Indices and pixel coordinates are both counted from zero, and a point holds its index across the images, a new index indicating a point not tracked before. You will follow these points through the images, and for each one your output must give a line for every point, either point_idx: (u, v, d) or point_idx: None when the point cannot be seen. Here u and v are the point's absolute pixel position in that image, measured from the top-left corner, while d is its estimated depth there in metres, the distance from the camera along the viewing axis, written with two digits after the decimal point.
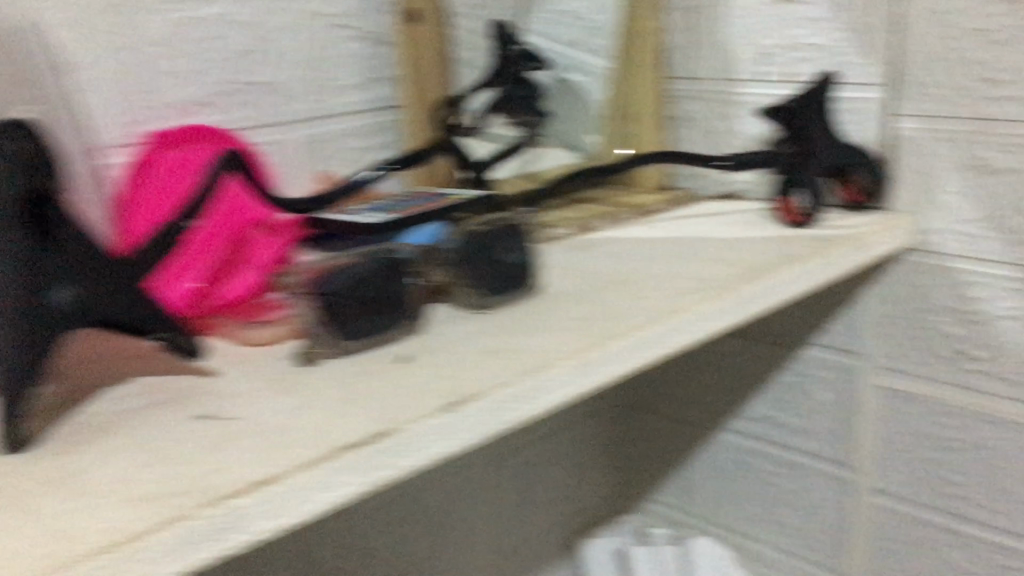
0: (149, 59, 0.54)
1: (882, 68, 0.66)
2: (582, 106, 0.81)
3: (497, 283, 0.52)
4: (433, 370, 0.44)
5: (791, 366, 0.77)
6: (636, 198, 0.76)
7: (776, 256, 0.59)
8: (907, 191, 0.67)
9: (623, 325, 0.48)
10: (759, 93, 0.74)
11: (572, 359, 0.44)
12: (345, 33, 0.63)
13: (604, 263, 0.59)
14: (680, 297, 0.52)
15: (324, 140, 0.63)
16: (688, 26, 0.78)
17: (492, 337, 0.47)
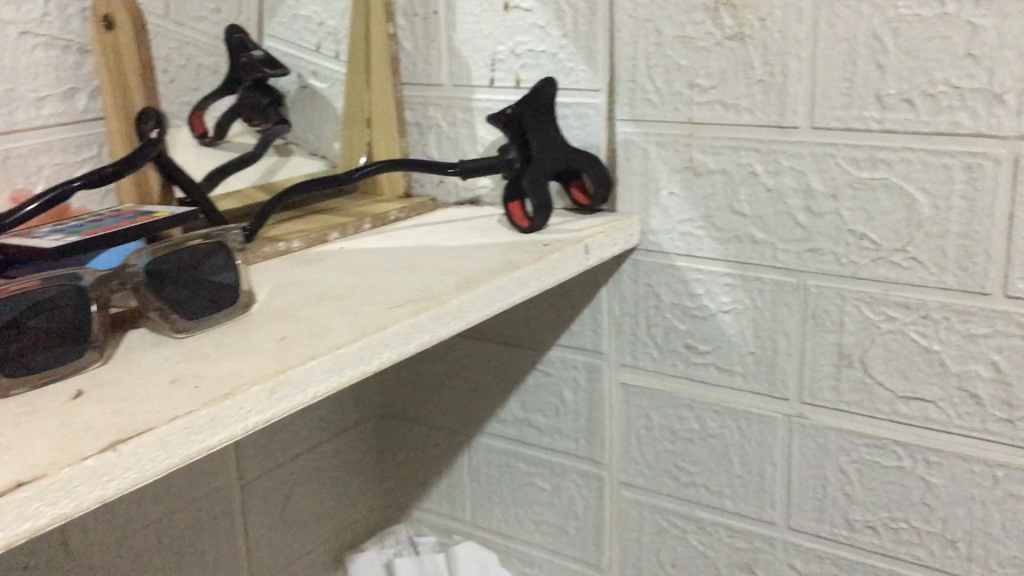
0: None
1: (598, 74, 0.68)
2: (327, 112, 0.79)
3: (198, 306, 0.50)
4: (102, 407, 0.40)
5: (537, 369, 0.78)
6: (377, 206, 0.75)
7: (501, 262, 0.59)
8: (628, 193, 0.69)
9: (323, 343, 0.47)
10: (487, 98, 0.75)
11: (261, 383, 0.43)
12: (34, 40, 0.59)
13: (325, 281, 0.58)
14: (391, 310, 0.52)
15: (20, 156, 0.60)
16: (419, 32, 0.78)
17: (181, 366, 0.45)
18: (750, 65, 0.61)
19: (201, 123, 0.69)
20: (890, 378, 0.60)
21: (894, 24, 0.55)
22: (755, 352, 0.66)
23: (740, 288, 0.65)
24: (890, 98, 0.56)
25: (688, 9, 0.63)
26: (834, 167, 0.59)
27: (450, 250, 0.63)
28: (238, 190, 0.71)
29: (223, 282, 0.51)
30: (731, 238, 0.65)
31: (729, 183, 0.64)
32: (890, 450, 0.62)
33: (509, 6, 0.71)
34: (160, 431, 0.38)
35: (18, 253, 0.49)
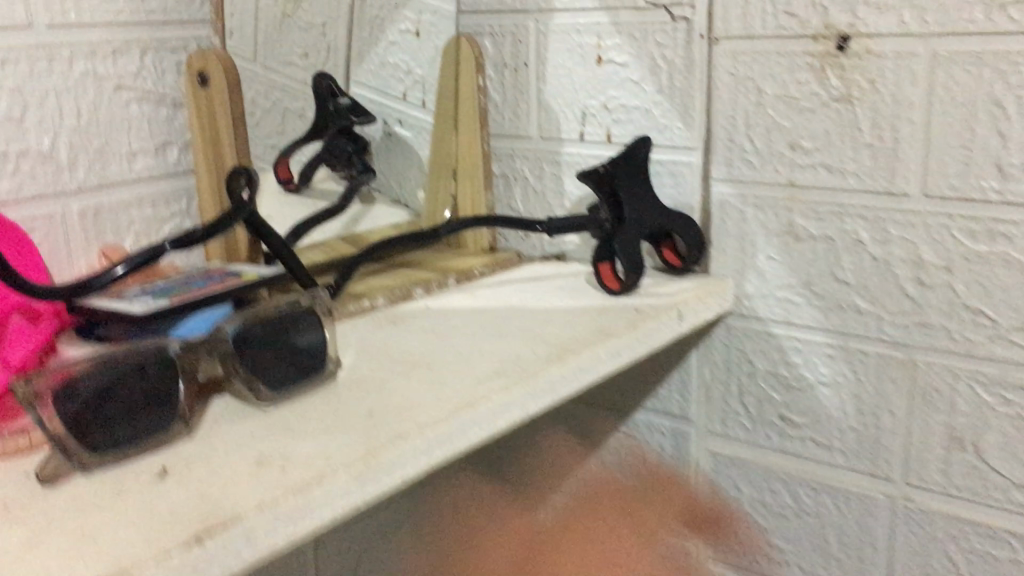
0: None
1: (693, 131, 0.65)
2: (412, 161, 0.80)
3: (287, 372, 0.49)
4: (188, 488, 0.39)
5: (621, 431, 0.76)
6: (460, 261, 0.73)
7: (592, 330, 0.57)
8: (721, 255, 0.66)
9: (412, 421, 0.45)
10: (576, 152, 0.73)
11: (349, 468, 0.41)
12: (129, 95, 0.59)
13: (411, 344, 0.57)
14: (480, 383, 0.50)
15: (111, 209, 0.60)
16: (508, 83, 0.76)
17: (268, 442, 0.44)
18: (858, 128, 0.58)
19: (286, 170, 0.68)
20: (1006, 464, 0.56)
21: (1018, 91, 0.52)
22: (855, 427, 0.62)
23: (840, 360, 0.62)
24: (1012, 169, 0.53)
25: (792, 69, 0.60)
26: (948, 239, 0.56)
27: (538, 313, 0.62)
28: (324, 243, 0.70)
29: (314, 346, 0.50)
30: (832, 308, 0.62)
31: (832, 250, 0.61)
32: (1003, 541, 0.58)
33: (602, 59, 0.69)
34: (247, 522, 0.37)
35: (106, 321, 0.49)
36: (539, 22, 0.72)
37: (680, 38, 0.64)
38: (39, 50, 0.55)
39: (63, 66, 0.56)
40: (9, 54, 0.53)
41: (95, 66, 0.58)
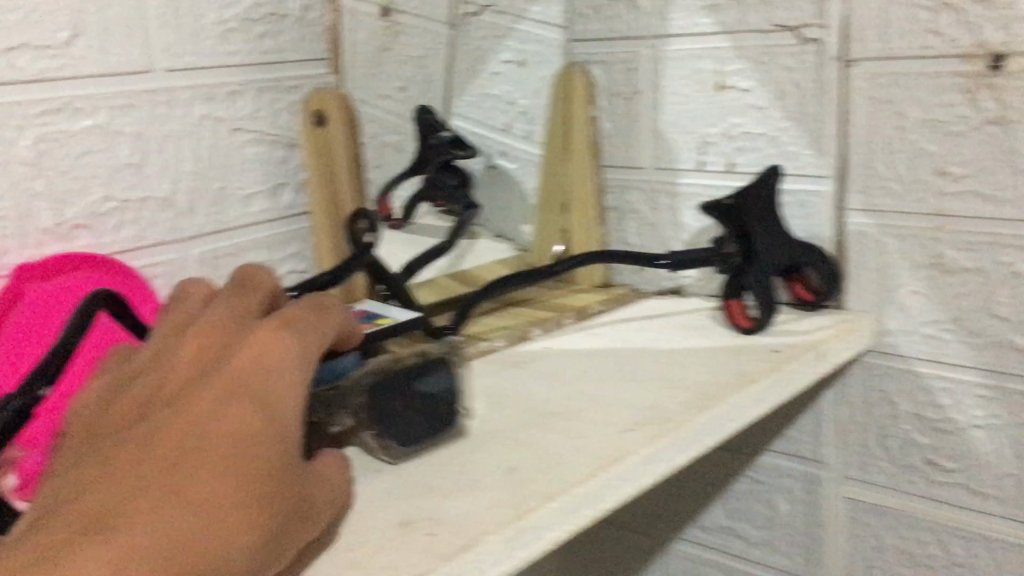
0: (18, 182, 0.49)
1: (827, 158, 0.62)
2: (515, 193, 0.78)
3: (421, 428, 0.46)
4: (336, 558, 0.38)
5: (746, 475, 0.72)
6: (575, 299, 0.71)
7: (731, 373, 0.54)
8: (859, 289, 0.62)
9: (560, 478, 0.42)
10: (694, 183, 0.69)
11: (501, 531, 0.38)
12: (245, 137, 0.59)
13: (540, 391, 0.54)
14: (623, 435, 0.47)
15: (229, 255, 0.59)
16: (620, 112, 0.73)
17: (410, 504, 0.41)
18: (1015, 152, 0.54)
19: (387, 204, 0.66)
20: None
21: None
22: (1015, 474, 0.58)
23: (997, 402, 0.58)
24: None
25: (939, 90, 0.56)
26: None
27: (669, 354, 0.58)
28: (433, 281, 0.69)
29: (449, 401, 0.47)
30: (987, 344, 0.57)
31: (986, 283, 0.57)
32: None
33: (723, 85, 0.66)
34: None
35: None
36: (653, 48, 0.70)
37: (810, 60, 0.61)
38: (159, 94, 0.54)
39: (182, 110, 0.55)
40: (129, 99, 0.53)
41: (212, 109, 0.57)
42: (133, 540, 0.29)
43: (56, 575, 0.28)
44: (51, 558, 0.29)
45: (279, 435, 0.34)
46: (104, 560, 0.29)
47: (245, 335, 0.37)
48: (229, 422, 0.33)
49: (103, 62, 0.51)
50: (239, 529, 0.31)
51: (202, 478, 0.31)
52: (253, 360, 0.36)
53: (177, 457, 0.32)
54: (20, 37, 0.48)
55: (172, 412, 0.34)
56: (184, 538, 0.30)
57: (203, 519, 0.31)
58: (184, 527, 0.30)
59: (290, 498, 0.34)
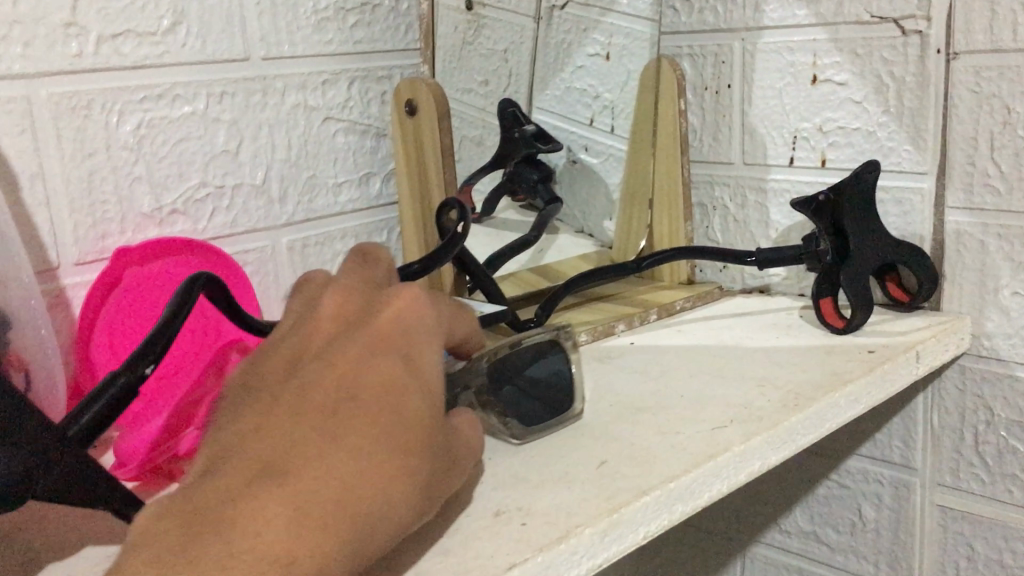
0: (119, 165, 0.50)
1: (926, 154, 0.60)
2: (597, 187, 0.77)
3: (532, 412, 0.47)
4: (427, 544, 0.38)
5: (831, 479, 0.70)
6: (660, 294, 0.70)
7: (824, 373, 0.53)
8: (956, 290, 0.60)
9: (650, 473, 0.42)
10: (786, 179, 0.68)
11: (594, 524, 0.38)
12: (335, 126, 0.59)
13: (628, 387, 0.53)
14: (715, 433, 0.46)
15: (317, 243, 0.59)
16: (709, 106, 0.73)
17: (501, 494, 0.41)
18: None
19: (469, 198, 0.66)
20: None
21: None
22: None
23: None
24: None
25: None
26: None
27: (757, 352, 0.57)
28: (516, 274, 0.69)
29: (559, 389, 0.48)
30: None
31: None
32: None
33: (818, 79, 0.65)
34: None
35: None
36: (745, 41, 0.69)
37: (911, 53, 0.59)
38: (255, 82, 0.55)
39: (277, 99, 0.56)
40: (227, 87, 0.54)
41: (305, 98, 0.58)
42: (302, 490, 0.29)
43: (235, 528, 0.28)
44: (224, 513, 0.28)
45: (426, 390, 0.33)
46: (278, 512, 0.28)
47: (384, 292, 0.36)
48: (378, 376, 0.32)
49: (203, 50, 0.52)
50: (396, 483, 0.31)
51: (359, 431, 0.31)
52: (394, 316, 0.35)
53: (332, 408, 0.31)
54: (125, 24, 0.49)
55: (323, 362, 0.33)
56: (349, 488, 0.30)
57: (365, 472, 0.30)
58: (348, 478, 0.30)
59: (439, 457, 0.33)
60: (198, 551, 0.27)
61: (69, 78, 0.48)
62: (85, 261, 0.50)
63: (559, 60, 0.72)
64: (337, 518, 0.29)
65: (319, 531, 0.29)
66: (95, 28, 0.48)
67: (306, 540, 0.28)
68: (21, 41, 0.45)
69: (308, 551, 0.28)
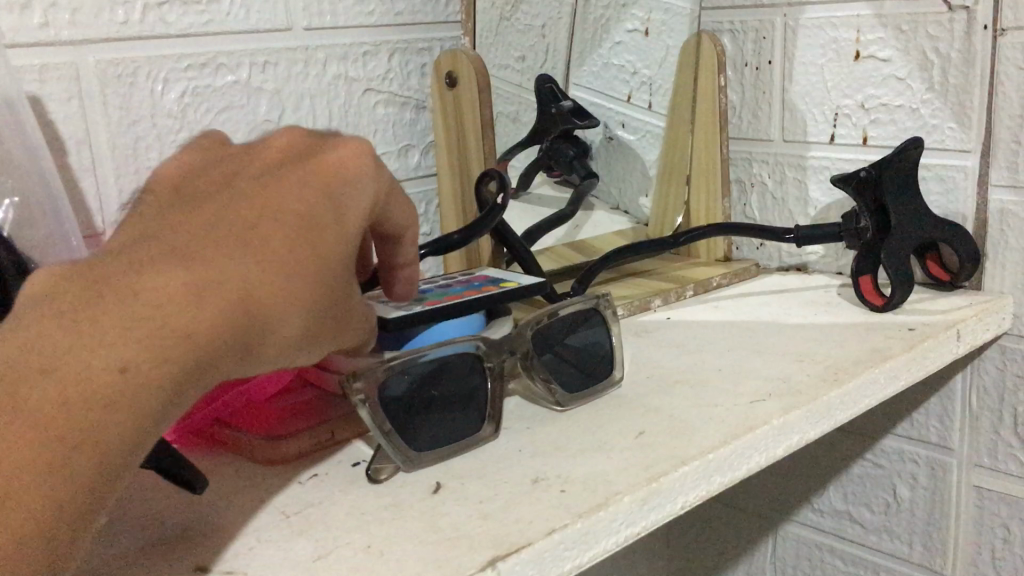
0: (163, 132, 0.51)
1: (970, 132, 0.59)
2: (634, 164, 0.76)
3: (572, 380, 0.48)
4: (467, 507, 0.38)
5: (866, 459, 0.70)
6: (695, 271, 0.69)
7: (862, 350, 0.52)
8: (1000, 269, 0.60)
9: (688, 445, 0.42)
10: (826, 156, 0.68)
11: (633, 493, 0.38)
12: (375, 97, 0.60)
13: (664, 360, 0.53)
14: (753, 406, 0.46)
15: None
16: (749, 82, 0.72)
17: (539, 462, 0.41)
18: None
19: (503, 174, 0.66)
20: None
21: None
22: None
23: None
24: None
25: None
26: None
27: (795, 329, 0.57)
28: (550, 250, 0.69)
29: (597, 358, 0.50)
30: None
31: None
32: None
33: (861, 55, 0.64)
34: (536, 545, 0.34)
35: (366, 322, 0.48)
36: (787, 16, 0.68)
37: (958, 29, 0.58)
38: (297, 52, 0.55)
39: (318, 69, 0.56)
40: (269, 57, 0.54)
41: (346, 69, 0.58)
42: (194, 288, 0.30)
43: (121, 313, 0.29)
44: (117, 287, 0.29)
45: (329, 234, 0.34)
46: (164, 303, 0.29)
47: (334, 146, 0.36)
48: (294, 211, 0.33)
49: (246, 19, 0.52)
50: (267, 312, 0.32)
51: (256, 255, 0.32)
52: (328, 167, 0.35)
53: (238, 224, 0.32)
54: None
55: (243, 198, 0.33)
56: (231, 305, 0.31)
57: (241, 287, 0.31)
58: (237, 294, 0.31)
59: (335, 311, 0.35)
60: (90, 325, 0.29)
61: (117, 44, 0.48)
62: None
63: (599, 33, 0.71)
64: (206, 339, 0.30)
65: (187, 335, 0.30)
66: None
67: (178, 347, 0.29)
68: (69, 8, 0.46)
69: (172, 354, 0.29)
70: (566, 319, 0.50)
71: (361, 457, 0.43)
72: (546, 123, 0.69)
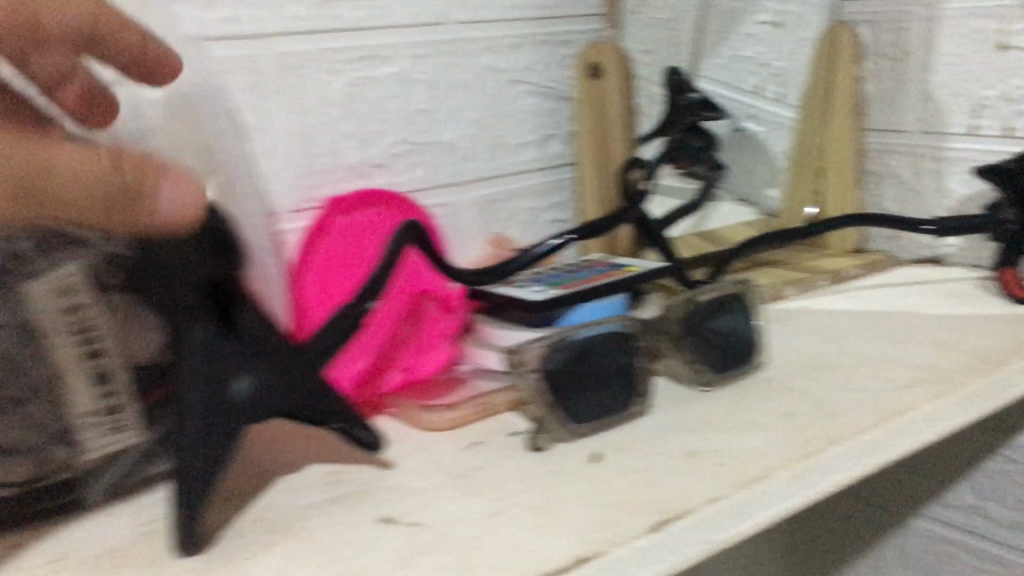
0: (330, 121, 0.54)
1: None
2: (761, 156, 0.76)
3: (721, 361, 0.49)
4: (629, 476, 0.40)
5: (1002, 455, 0.69)
6: (828, 262, 0.70)
7: (1012, 341, 0.52)
8: None
9: (840, 426, 0.43)
10: (965, 147, 0.68)
11: (789, 468, 0.39)
12: (521, 88, 0.62)
13: (806, 345, 0.54)
14: (902, 391, 0.46)
15: (501, 201, 0.63)
16: (886, 74, 0.72)
17: (693, 436, 0.43)
18: None
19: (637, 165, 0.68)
20: None
21: None
22: None
23: None
24: None
25: None
26: None
27: (938, 319, 0.57)
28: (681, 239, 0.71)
29: (741, 339, 0.51)
30: None
31: None
32: None
33: (1006, 45, 0.64)
34: (700, 513, 0.36)
35: (507, 302, 0.51)
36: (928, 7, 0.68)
37: None
38: (450, 45, 0.58)
39: (469, 60, 0.59)
40: (426, 49, 0.57)
41: (494, 61, 0.60)
42: None
43: None
44: None
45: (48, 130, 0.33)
46: None
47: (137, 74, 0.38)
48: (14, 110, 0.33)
49: (406, 13, 0.55)
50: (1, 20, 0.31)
51: None
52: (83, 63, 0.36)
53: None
54: None
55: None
56: None
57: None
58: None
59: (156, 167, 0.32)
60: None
61: (291, 39, 0.52)
62: (300, 209, 0.54)
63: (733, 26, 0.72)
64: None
65: None
66: None
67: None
68: (249, 5, 0.50)
69: None
70: (710, 303, 0.51)
71: (518, 427, 0.46)
72: (670, 116, 0.71)
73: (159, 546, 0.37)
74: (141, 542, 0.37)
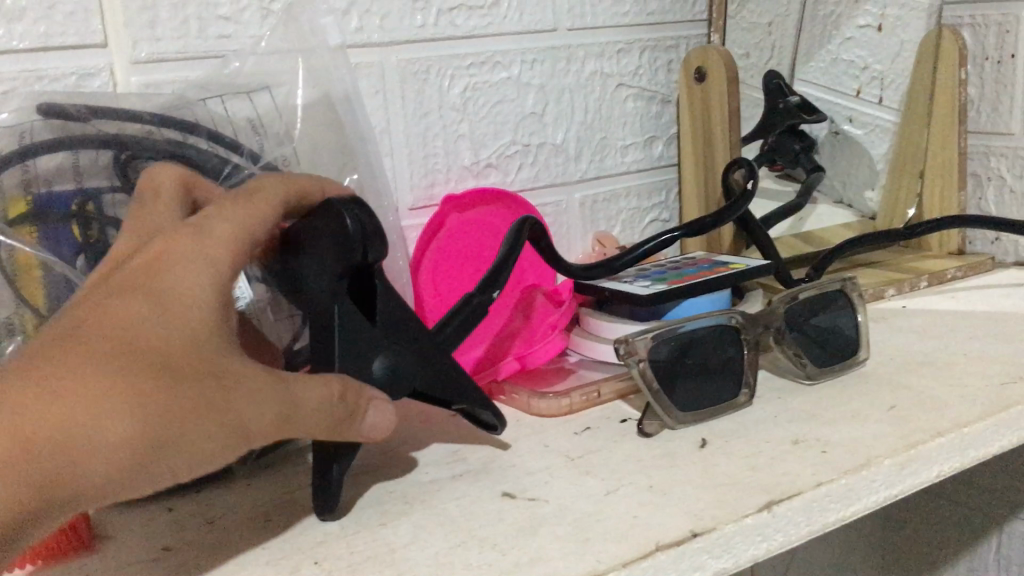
0: (449, 123, 0.57)
1: None
2: (860, 159, 0.77)
3: (823, 357, 0.51)
4: (736, 461, 0.41)
5: None
6: (928, 263, 0.70)
7: None
8: None
9: (943, 419, 0.44)
10: None
11: (893, 457, 0.40)
12: (627, 92, 0.65)
13: (907, 343, 0.55)
14: (1005, 387, 0.47)
15: (605, 200, 0.66)
16: (990, 76, 0.72)
17: (798, 426, 0.45)
18: None
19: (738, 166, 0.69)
20: None
21: None
22: None
23: None
24: None
25: None
26: None
27: None
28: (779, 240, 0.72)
29: (843, 338, 0.53)
30: None
31: None
32: None
33: None
34: (807, 495, 0.38)
35: (612, 297, 0.53)
36: None
37: None
38: (560, 51, 0.61)
39: (578, 65, 0.62)
40: (537, 55, 0.60)
41: (602, 66, 0.63)
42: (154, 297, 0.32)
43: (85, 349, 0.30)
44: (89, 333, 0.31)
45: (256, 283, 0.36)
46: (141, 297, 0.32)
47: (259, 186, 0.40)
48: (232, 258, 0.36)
49: (520, 21, 0.59)
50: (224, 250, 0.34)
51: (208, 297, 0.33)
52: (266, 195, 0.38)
53: (152, 277, 0.33)
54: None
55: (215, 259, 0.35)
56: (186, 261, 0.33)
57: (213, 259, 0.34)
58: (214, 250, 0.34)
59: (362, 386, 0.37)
60: (118, 391, 0.30)
61: (416, 46, 0.55)
62: (417, 207, 0.58)
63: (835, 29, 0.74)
64: (213, 358, 0.32)
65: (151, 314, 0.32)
66: (437, 2, 0.55)
67: (191, 345, 0.32)
68: (379, 14, 0.53)
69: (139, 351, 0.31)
70: (811, 301, 0.54)
71: (627, 415, 0.48)
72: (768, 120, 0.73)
73: (300, 512, 0.40)
74: (283, 507, 0.41)
